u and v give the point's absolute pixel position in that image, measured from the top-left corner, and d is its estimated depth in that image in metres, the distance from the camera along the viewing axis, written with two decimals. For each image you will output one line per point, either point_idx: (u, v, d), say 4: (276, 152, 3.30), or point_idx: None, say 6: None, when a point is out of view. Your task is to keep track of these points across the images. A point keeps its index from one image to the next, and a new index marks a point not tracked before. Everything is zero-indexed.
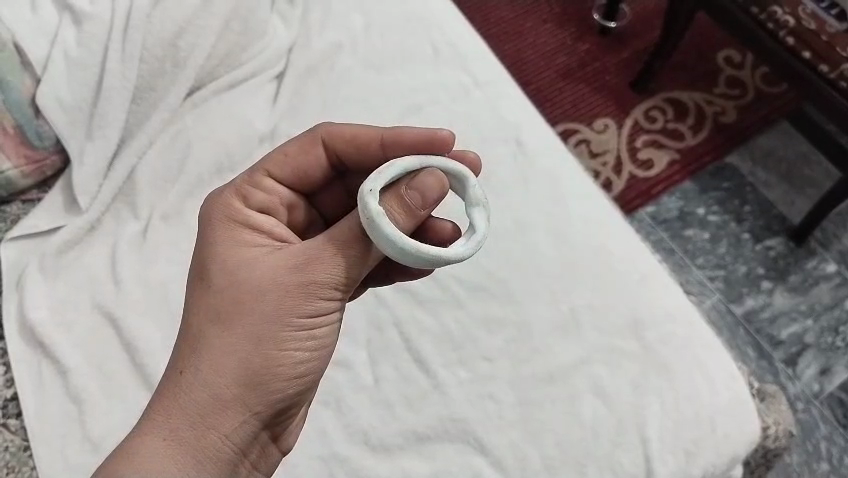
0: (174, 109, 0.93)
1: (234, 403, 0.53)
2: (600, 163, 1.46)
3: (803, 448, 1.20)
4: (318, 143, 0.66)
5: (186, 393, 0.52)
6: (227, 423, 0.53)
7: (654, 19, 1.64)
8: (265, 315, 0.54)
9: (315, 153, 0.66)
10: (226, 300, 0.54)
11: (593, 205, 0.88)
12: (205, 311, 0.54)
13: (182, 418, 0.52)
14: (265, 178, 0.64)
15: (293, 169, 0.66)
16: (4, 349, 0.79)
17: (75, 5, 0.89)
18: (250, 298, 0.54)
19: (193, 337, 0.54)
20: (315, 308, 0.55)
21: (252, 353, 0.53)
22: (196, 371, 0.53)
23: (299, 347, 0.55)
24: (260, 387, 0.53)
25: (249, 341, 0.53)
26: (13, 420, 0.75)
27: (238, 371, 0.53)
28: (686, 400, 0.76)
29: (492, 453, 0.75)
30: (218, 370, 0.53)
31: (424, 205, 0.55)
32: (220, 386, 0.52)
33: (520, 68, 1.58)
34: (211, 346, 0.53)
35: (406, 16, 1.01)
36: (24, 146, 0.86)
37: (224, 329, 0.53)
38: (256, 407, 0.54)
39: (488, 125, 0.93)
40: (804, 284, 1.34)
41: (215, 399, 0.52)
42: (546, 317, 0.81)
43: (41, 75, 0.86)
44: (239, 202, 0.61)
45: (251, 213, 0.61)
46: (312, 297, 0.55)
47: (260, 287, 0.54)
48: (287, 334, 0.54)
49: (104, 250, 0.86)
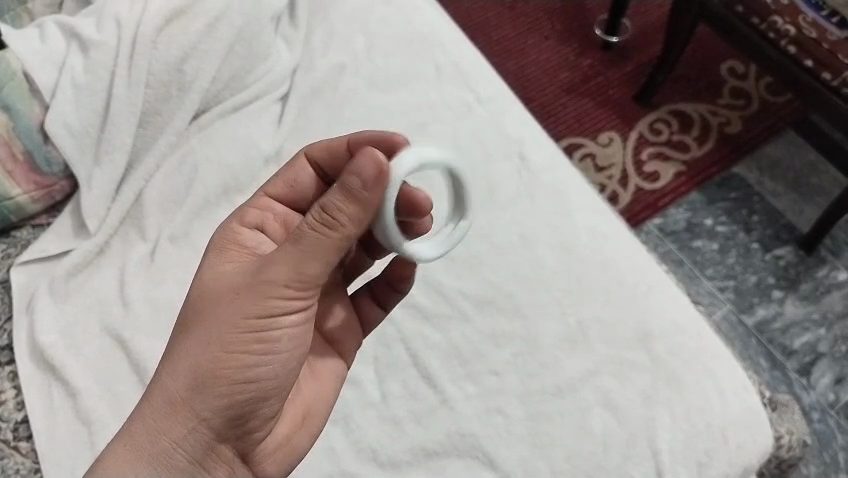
0: (180, 133, 0.94)
1: (182, 405, 0.55)
2: (606, 176, 1.46)
3: (820, 460, 1.18)
4: (302, 157, 0.68)
5: (147, 396, 0.56)
6: (176, 423, 0.55)
7: (655, 33, 1.65)
8: (216, 319, 0.56)
9: (303, 171, 0.67)
10: (190, 307, 0.58)
11: (601, 217, 0.88)
12: (177, 320, 0.59)
13: (141, 421, 0.56)
14: (261, 198, 0.67)
15: (287, 187, 0.67)
16: (14, 371, 0.80)
17: (82, 33, 0.91)
18: (207, 304, 0.57)
19: (165, 347, 0.58)
20: (263, 309, 0.55)
21: (201, 356, 0.55)
22: (156, 377, 0.56)
23: (248, 350, 0.55)
24: (208, 391, 0.55)
25: (201, 343, 0.55)
26: (25, 442, 0.76)
27: (187, 374, 0.55)
28: (697, 410, 0.76)
29: (502, 467, 0.75)
30: (171, 374, 0.55)
31: (366, 189, 0.54)
32: (171, 390, 0.55)
33: (523, 84, 1.59)
34: (171, 353, 0.56)
35: (409, 35, 1.02)
36: (33, 172, 0.87)
37: (183, 336, 0.57)
38: (203, 412, 0.55)
39: (491, 140, 0.94)
40: (816, 292, 1.33)
41: (165, 404, 0.55)
42: (553, 329, 0.81)
43: (49, 102, 0.88)
44: (234, 223, 0.64)
45: (243, 231, 0.63)
46: (260, 296, 0.55)
47: (217, 293, 0.57)
48: (236, 336, 0.55)
49: (113, 273, 0.87)
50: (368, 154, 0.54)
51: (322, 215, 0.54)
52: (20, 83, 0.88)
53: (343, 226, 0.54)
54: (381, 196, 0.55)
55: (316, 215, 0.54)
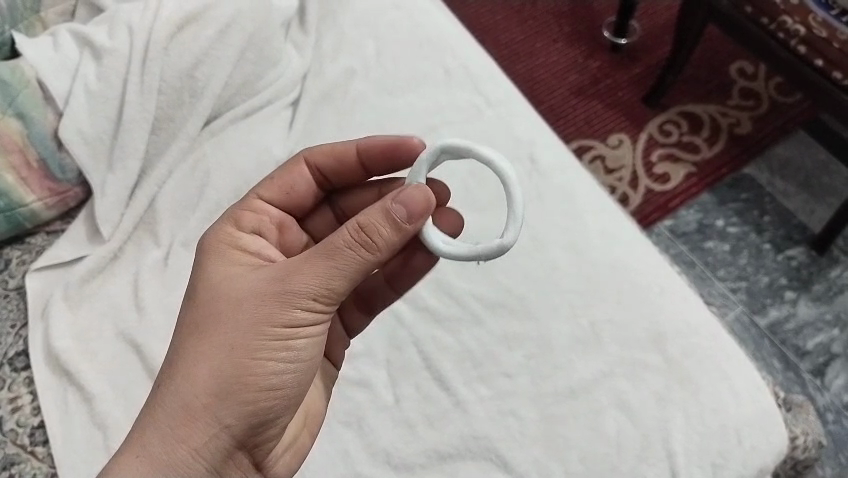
0: (192, 138, 0.95)
1: (203, 413, 0.54)
2: (616, 178, 1.46)
3: (836, 461, 1.17)
4: (302, 164, 0.70)
5: (162, 406, 0.55)
6: (199, 433, 0.54)
7: (664, 34, 1.65)
8: (241, 328, 0.56)
9: (302, 175, 0.70)
10: (206, 312, 0.57)
11: (614, 219, 0.88)
12: (186, 327, 0.58)
13: (157, 431, 0.54)
14: (255, 201, 0.68)
15: (280, 192, 0.70)
16: (30, 377, 0.80)
17: (95, 41, 0.91)
18: (226, 310, 0.57)
19: (176, 353, 0.57)
20: (291, 318, 0.56)
21: (225, 364, 0.55)
22: (172, 384, 0.55)
23: (272, 356, 0.56)
24: (231, 399, 0.55)
25: (224, 350, 0.55)
26: (40, 447, 0.76)
27: (209, 380, 0.55)
28: (711, 411, 0.76)
29: (516, 469, 0.75)
30: (191, 382, 0.55)
31: (411, 219, 0.57)
32: (191, 397, 0.54)
33: (532, 87, 1.59)
34: (186, 360, 0.56)
35: (418, 40, 1.02)
36: (47, 178, 0.88)
37: (199, 343, 0.56)
38: (226, 419, 0.55)
39: (502, 143, 0.94)
40: (828, 293, 1.32)
41: (184, 411, 0.54)
42: (565, 331, 0.81)
43: (63, 108, 0.88)
44: (231, 227, 0.65)
45: (241, 236, 0.64)
46: (288, 306, 0.56)
47: (236, 299, 0.57)
48: (262, 343, 0.56)
49: (127, 279, 0.88)
50: (418, 189, 0.58)
51: (362, 236, 0.56)
52: (33, 91, 0.88)
53: (378, 248, 0.56)
54: (420, 225, 0.59)
55: (353, 232, 0.56)
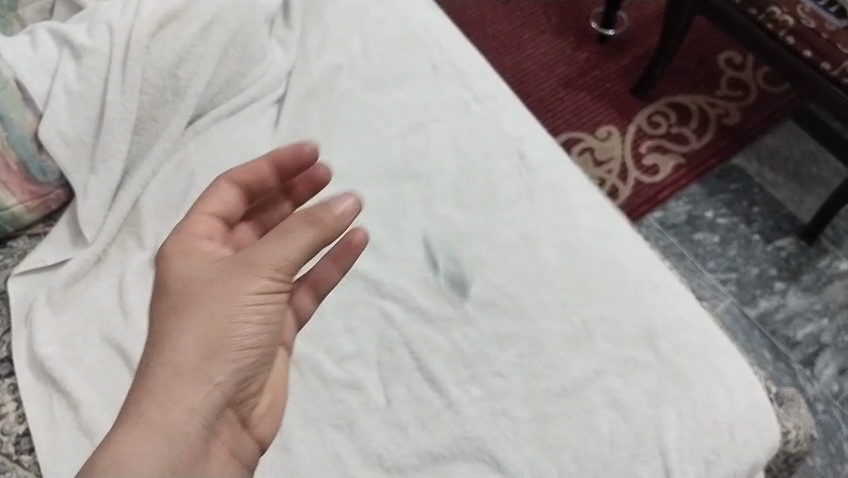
0: (176, 138, 0.93)
1: (193, 375, 0.55)
2: (605, 170, 1.45)
3: (826, 451, 1.18)
4: (226, 184, 0.68)
5: (150, 377, 0.55)
6: (191, 395, 0.55)
7: (652, 25, 1.64)
8: (218, 297, 0.57)
9: (225, 193, 0.67)
10: (181, 291, 0.58)
11: (603, 215, 0.88)
12: (162, 308, 0.58)
13: (149, 401, 0.54)
14: (198, 218, 0.64)
15: (217, 211, 0.66)
16: (14, 384, 0.79)
17: (75, 39, 0.89)
18: (201, 287, 0.58)
19: (155, 331, 0.57)
20: (265, 286, 0.59)
21: (207, 329, 0.56)
22: (158, 357, 0.55)
23: (250, 322, 0.58)
24: (217, 360, 0.56)
25: (205, 318, 0.57)
26: (27, 455, 0.75)
27: (194, 347, 0.56)
28: (704, 408, 0.76)
29: (509, 470, 0.74)
30: (177, 352, 0.56)
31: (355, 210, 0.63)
32: (179, 365, 0.55)
33: (520, 79, 1.58)
34: (169, 334, 0.56)
35: (404, 35, 1.01)
36: (27, 181, 0.86)
37: (181, 319, 0.57)
38: (214, 380, 0.56)
39: (491, 139, 0.93)
40: (818, 283, 1.32)
41: (177, 377, 0.55)
42: (558, 330, 0.80)
43: (42, 110, 0.87)
44: (185, 236, 0.62)
45: (196, 244, 0.62)
46: (261, 275, 0.58)
47: (209, 276, 0.59)
48: (240, 310, 0.57)
49: (112, 282, 0.86)
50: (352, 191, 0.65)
51: (318, 218, 0.61)
52: (11, 92, 0.86)
53: (332, 225, 0.62)
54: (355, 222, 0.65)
55: (307, 214, 0.61)
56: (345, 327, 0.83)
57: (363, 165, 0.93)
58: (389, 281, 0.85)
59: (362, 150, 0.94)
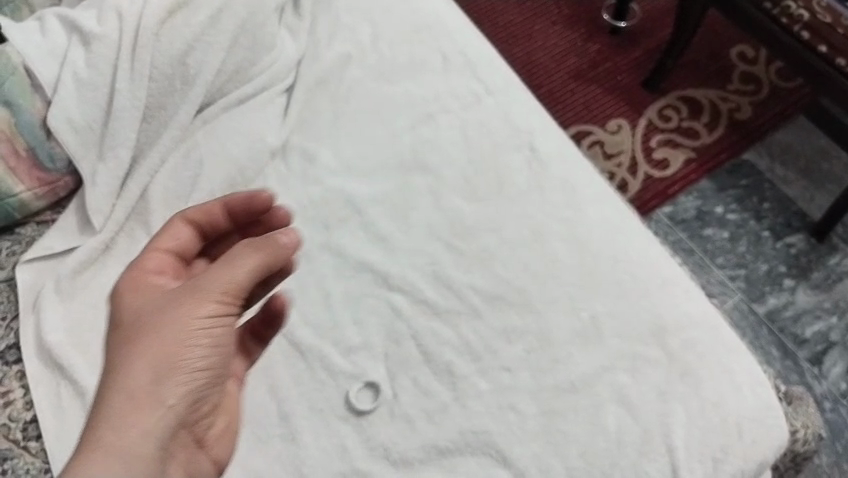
0: (184, 127, 0.92)
1: (146, 401, 0.55)
2: (614, 164, 1.44)
3: (833, 449, 1.17)
4: (178, 225, 0.68)
5: (105, 405, 0.55)
6: (145, 419, 0.55)
7: (664, 17, 1.63)
8: (167, 325, 0.57)
9: (179, 231, 0.67)
10: (136, 321, 0.59)
11: (614, 210, 0.87)
12: (118, 337, 0.58)
13: (104, 426, 0.54)
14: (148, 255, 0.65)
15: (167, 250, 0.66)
16: (21, 371, 0.79)
17: (84, 26, 0.89)
18: (155, 315, 0.58)
19: (109, 360, 0.57)
20: (213, 311, 0.59)
21: (158, 356, 0.56)
22: (113, 384, 0.56)
23: (201, 347, 0.58)
24: (169, 385, 0.56)
25: (155, 346, 0.56)
26: (34, 442, 0.75)
27: (146, 374, 0.56)
28: (712, 406, 0.75)
29: (515, 465, 0.74)
30: (131, 377, 0.56)
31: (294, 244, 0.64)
32: (133, 392, 0.55)
33: (530, 70, 1.57)
34: (123, 362, 0.56)
35: (414, 25, 1.00)
36: (36, 168, 0.86)
37: (133, 347, 0.57)
38: (167, 404, 0.56)
39: (501, 132, 0.92)
40: (827, 281, 1.32)
41: (130, 403, 0.55)
42: (567, 326, 0.80)
43: (51, 96, 0.87)
44: (137, 271, 0.63)
45: (147, 277, 0.63)
46: (208, 301, 0.59)
47: (162, 305, 0.59)
48: (190, 336, 0.57)
49: (120, 270, 0.86)
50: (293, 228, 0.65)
51: (258, 251, 0.61)
52: (21, 78, 0.86)
53: (270, 257, 0.62)
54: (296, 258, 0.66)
55: (247, 246, 0.61)
56: (352, 319, 0.82)
57: (372, 155, 0.92)
58: (396, 272, 0.84)
59: (371, 140, 0.93)
